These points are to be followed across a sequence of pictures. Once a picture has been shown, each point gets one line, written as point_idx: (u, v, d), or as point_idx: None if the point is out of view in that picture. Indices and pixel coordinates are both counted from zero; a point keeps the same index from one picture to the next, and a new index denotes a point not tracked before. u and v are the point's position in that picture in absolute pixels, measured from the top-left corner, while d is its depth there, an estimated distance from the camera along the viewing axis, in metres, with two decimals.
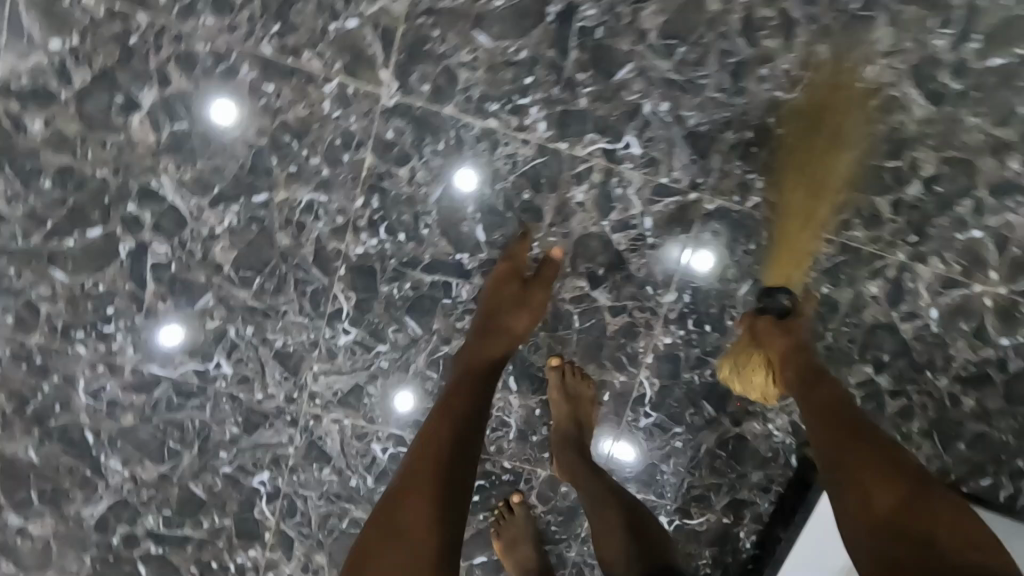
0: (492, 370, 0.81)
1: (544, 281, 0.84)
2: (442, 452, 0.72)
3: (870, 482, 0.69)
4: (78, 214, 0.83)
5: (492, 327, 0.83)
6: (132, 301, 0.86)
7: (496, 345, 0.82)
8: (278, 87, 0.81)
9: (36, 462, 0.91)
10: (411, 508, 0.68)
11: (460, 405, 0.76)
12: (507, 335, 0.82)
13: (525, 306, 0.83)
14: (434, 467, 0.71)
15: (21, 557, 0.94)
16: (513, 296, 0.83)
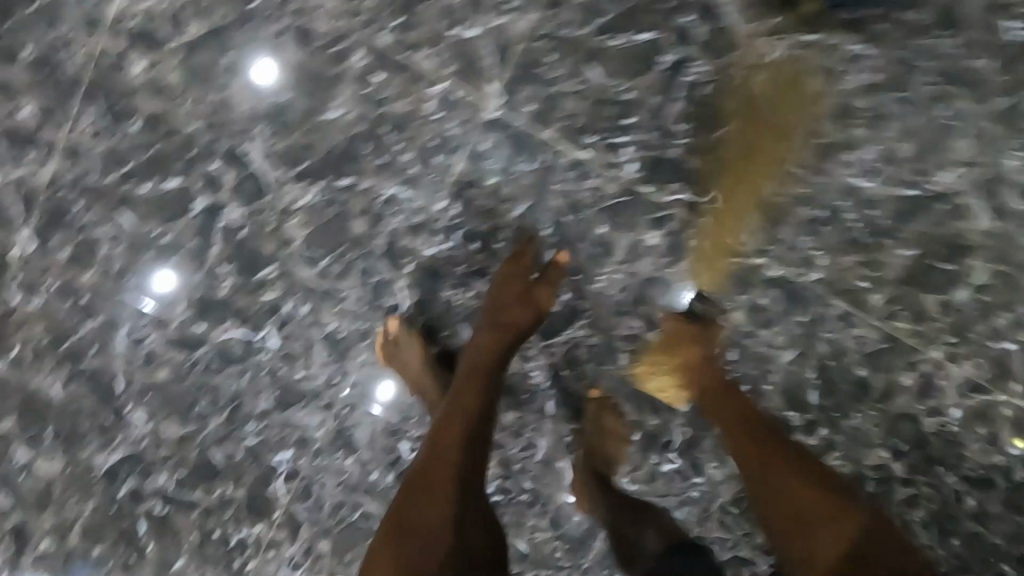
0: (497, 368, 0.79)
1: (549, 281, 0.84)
2: (459, 456, 0.71)
3: (821, 533, 0.70)
4: (161, 162, 0.82)
5: (500, 320, 0.82)
6: (194, 259, 0.85)
7: (494, 340, 0.81)
8: (387, 78, 0.82)
9: (59, 400, 0.89)
10: (421, 506, 0.68)
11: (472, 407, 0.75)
12: (509, 332, 0.81)
13: (528, 302, 0.83)
14: (450, 467, 0.70)
15: (20, 493, 0.91)
16: (517, 293, 0.83)
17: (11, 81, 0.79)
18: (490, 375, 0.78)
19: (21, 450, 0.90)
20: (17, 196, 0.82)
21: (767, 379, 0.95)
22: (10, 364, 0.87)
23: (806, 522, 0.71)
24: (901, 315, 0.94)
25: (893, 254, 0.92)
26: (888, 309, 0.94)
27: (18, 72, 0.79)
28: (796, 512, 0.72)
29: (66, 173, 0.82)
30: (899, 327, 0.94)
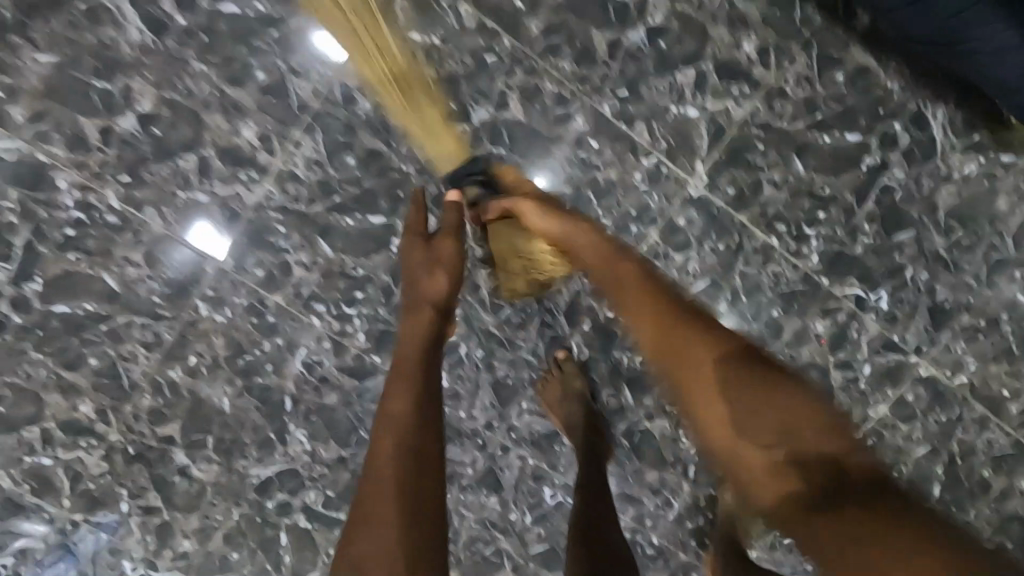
0: (430, 342, 0.69)
1: (451, 234, 0.74)
2: (399, 470, 0.61)
3: (741, 415, 0.62)
4: (367, 198, 0.83)
5: (412, 302, 0.72)
6: (383, 293, 0.87)
7: (421, 323, 0.70)
8: (601, 146, 0.84)
9: (225, 411, 0.90)
10: (367, 540, 0.58)
11: (418, 426, 0.63)
12: (427, 304, 0.71)
13: (439, 265, 0.73)
14: (394, 497, 0.60)
15: (173, 495, 0.93)
16: (423, 261, 0.73)
17: (238, 103, 0.79)
18: (425, 356, 0.68)
19: (179, 454, 0.91)
20: (222, 213, 0.83)
21: (897, 469, 0.98)
22: (185, 371, 0.88)
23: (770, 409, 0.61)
24: None
25: None
26: (1022, 418, 0.97)
27: (247, 96, 0.79)
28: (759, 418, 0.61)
29: (274, 197, 0.83)
30: None
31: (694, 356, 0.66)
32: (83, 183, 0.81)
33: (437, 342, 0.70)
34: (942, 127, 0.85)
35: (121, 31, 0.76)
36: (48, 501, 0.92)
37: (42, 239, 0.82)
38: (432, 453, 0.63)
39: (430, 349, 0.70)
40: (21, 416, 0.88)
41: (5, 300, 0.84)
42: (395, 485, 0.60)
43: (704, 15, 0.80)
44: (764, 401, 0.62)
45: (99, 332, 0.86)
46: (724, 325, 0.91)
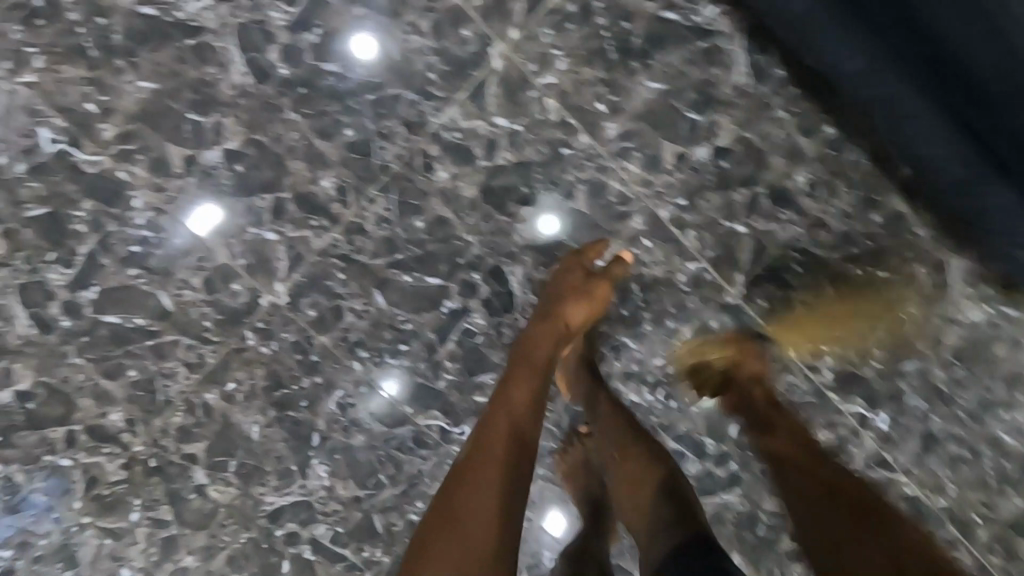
0: (551, 353, 0.79)
1: (606, 279, 0.84)
2: (505, 446, 0.68)
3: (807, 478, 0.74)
4: (428, 259, 0.87)
5: (551, 312, 0.81)
6: (426, 349, 0.91)
7: (549, 338, 0.79)
8: (653, 245, 0.89)
9: (253, 438, 0.92)
10: (465, 498, 0.63)
11: (521, 423, 0.70)
12: (561, 323, 0.81)
13: (584, 296, 0.82)
14: (506, 469, 0.66)
15: (185, 511, 0.94)
16: (571, 285, 0.83)
17: (322, 155, 0.83)
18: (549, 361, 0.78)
19: (199, 472, 0.93)
20: (288, 253, 0.86)
21: None
22: (221, 396, 0.90)
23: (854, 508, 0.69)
24: (999, 551, 1.05)
25: (1009, 499, 1.03)
26: (988, 544, 1.05)
27: (332, 149, 0.83)
28: (862, 506, 0.70)
29: (340, 246, 0.86)
30: (993, 560, 1.05)
31: (777, 422, 0.81)
32: (157, 205, 0.83)
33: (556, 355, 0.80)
34: (958, 275, 0.93)
35: (224, 71, 0.79)
36: (59, 501, 0.93)
37: (107, 252, 0.84)
38: (532, 447, 0.69)
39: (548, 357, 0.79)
40: (50, 416, 0.89)
41: (59, 303, 0.85)
42: (503, 458, 0.67)
43: (766, 144, 0.87)
44: (849, 495, 0.71)
45: (145, 346, 0.88)
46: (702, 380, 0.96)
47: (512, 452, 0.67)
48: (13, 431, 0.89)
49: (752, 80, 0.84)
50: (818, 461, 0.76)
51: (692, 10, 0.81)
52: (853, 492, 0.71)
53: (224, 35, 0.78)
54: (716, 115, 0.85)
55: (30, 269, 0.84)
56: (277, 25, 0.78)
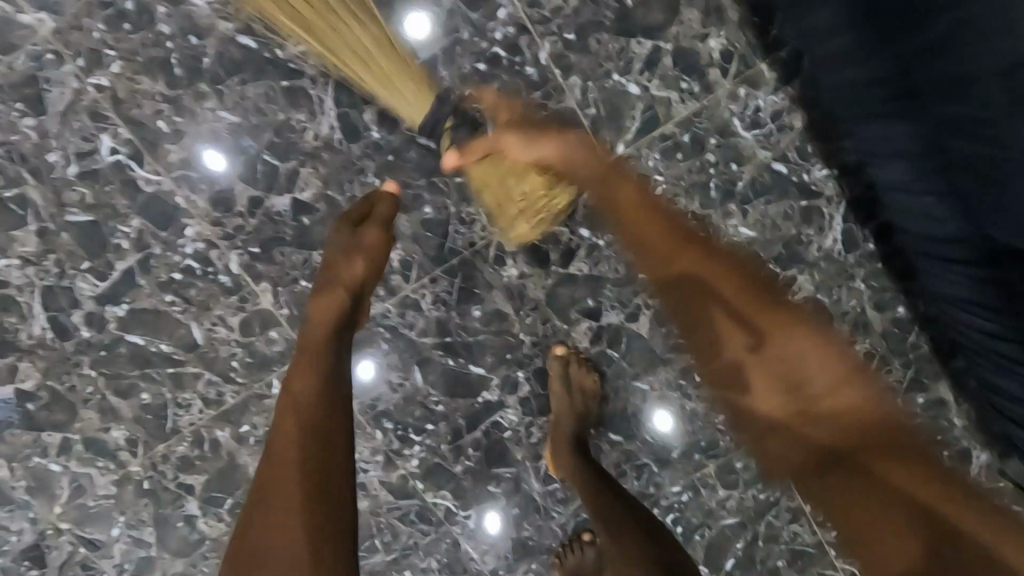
0: (336, 335, 0.64)
1: (381, 221, 0.68)
2: (298, 456, 0.57)
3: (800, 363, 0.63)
4: (475, 347, 0.85)
5: (328, 281, 0.66)
6: (451, 432, 0.88)
7: (331, 309, 0.64)
8: (701, 380, 0.88)
9: (255, 481, 0.89)
10: (271, 540, 0.55)
11: (308, 404, 0.60)
12: (342, 291, 0.65)
13: (361, 250, 0.66)
14: (330, 453, 0.59)
15: (170, 536, 0.91)
16: (347, 239, 0.67)
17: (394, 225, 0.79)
18: (331, 347, 0.64)
19: (192, 503, 0.90)
20: None
21: None
22: (232, 435, 0.87)
23: (809, 413, 0.62)
24: None
25: None
26: None
27: (405, 222, 0.79)
28: (836, 400, 0.62)
29: (391, 316, 0.83)
30: None
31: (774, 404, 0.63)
32: (210, 237, 0.78)
33: (337, 334, 0.64)
34: (980, 466, 0.93)
35: (313, 120, 0.74)
36: (38, 503, 0.89)
37: (146, 273, 0.79)
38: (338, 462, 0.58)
39: (334, 335, 0.64)
40: (48, 420, 0.85)
41: (82, 312, 0.80)
42: (300, 469, 0.57)
43: (838, 311, 0.85)
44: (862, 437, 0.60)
45: (164, 373, 0.84)
46: (664, 423, 0.90)
47: (308, 464, 0.57)
48: (7, 428, 0.85)
49: (840, 247, 0.82)
50: (787, 333, 0.64)
51: (802, 167, 0.79)
52: (831, 396, 0.62)
53: (322, 86, 0.74)
54: (796, 271, 0.83)
55: (60, 273, 0.78)
56: (381, 88, 0.73)
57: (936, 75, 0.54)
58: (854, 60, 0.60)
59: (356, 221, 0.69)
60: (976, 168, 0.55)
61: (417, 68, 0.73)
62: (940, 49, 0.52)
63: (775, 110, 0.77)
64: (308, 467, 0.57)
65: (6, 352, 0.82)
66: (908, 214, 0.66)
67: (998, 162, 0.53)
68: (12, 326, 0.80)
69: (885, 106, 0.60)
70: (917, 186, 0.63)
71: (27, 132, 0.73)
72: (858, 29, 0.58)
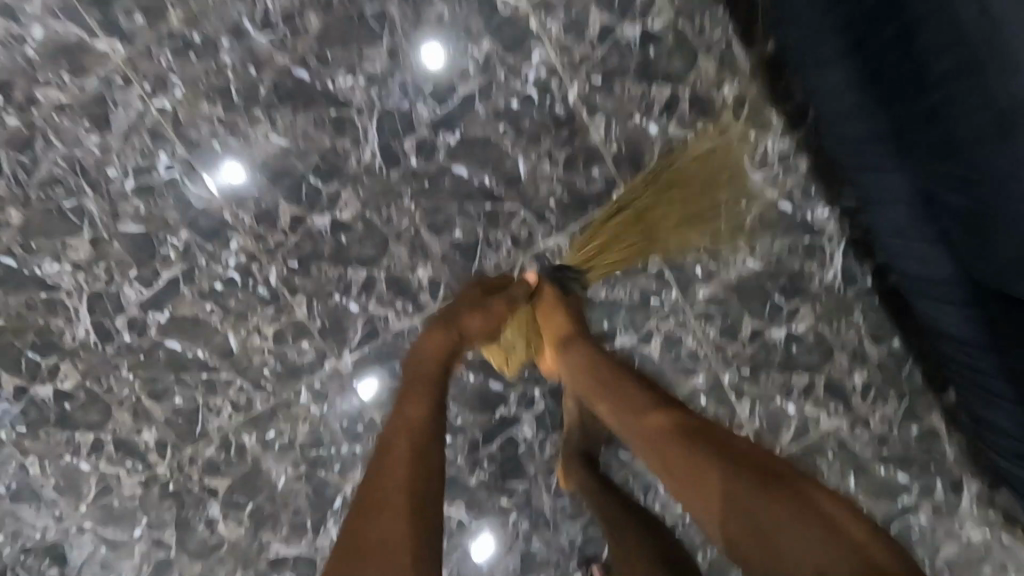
0: (447, 364, 0.73)
1: (510, 297, 0.78)
2: (423, 429, 0.65)
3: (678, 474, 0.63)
4: (495, 364, 0.90)
5: (449, 319, 0.75)
6: (468, 445, 0.92)
7: (436, 343, 0.73)
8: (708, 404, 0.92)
9: (276, 487, 0.92)
10: (383, 531, 0.56)
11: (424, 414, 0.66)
12: (454, 330, 0.74)
13: (484, 312, 0.76)
14: (426, 447, 0.63)
15: (190, 540, 0.94)
16: (473, 299, 0.77)
17: (426, 246, 0.84)
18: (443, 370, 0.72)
19: (214, 506, 0.93)
20: (364, 327, 0.87)
21: None
22: (258, 441, 0.91)
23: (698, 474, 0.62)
24: None
25: None
26: None
27: (436, 243, 0.84)
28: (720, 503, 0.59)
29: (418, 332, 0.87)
30: None
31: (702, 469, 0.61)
32: (253, 251, 0.83)
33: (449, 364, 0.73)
34: (970, 497, 0.98)
35: (356, 147, 0.80)
36: (65, 501, 0.92)
37: (189, 282, 0.84)
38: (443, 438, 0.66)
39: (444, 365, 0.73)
40: (83, 420, 0.88)
41: (125, 317, 0.85)
42: (409, 475, 0.60)
43: (837, 341, 0.91)
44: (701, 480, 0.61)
45: (198, 378, 0.88)
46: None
47: (426, 470, 0.61)
48: (42, 427, 0.88)
49: (841, 282, 0.88)
50: (727, 462, 0.61)
51: (806, 206, 0.85)
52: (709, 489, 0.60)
53: (366, 115, 0.79)
54: (799, 303, 0.89)
55: (108, 280, 0.83)
56: (421, 120, 0.80)
57: (930, 125, 0.58)
58: (853, 117, 0.68)
59: (488, 286, 0.79)
60: (969, 209, 0.59)
61: (456, 104, 0.80)
62: (926, 92, 0.58)
63: (782, 154, 0.83)
64: (422, 472, 0.61)
65: (50, 353, 0.86)
66: (904, 251, 0.72)
67: (985, 204, 0.57)
68: (57, 329, 0.85)
69: (886, 148, 0.66)
70: (917, 220, 0.68)
71: (91, 148, 0.79)
72: (865, 85, 0.65)
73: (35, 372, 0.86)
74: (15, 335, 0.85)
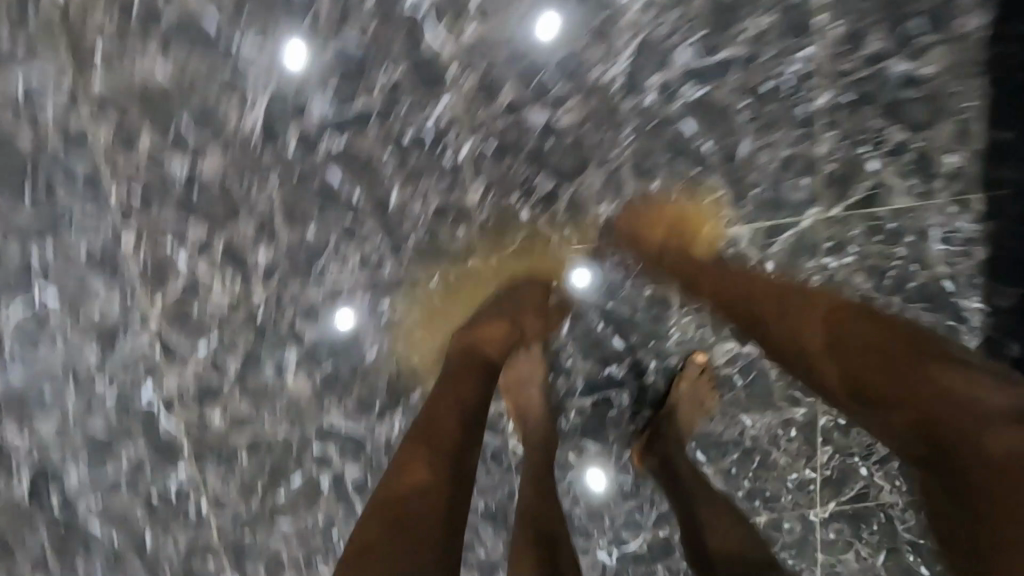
0: (503, 349, 0.81)
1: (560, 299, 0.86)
2: (461, 414, 0.73)
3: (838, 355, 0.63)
4: (628, 324, 0.89)
5: (509, 316, 0.83)
6: (566, 390, 0.91)
7: (498, 336, 0.81)
8: (795, 438, 0.94)
9: (364, 357, 0.88)
10: (418, 485, 0.67)
11: (466, 400, 0.75)
12: (518, 333, 0.83)
13: (540, 313, 0.84)
14: (443, 448, 0.70)
15: (251, 377, 0.89)
16: (534, 302, 0.84)
17: (620, 183, 0.83)
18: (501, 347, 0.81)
19: (292, 353, 0.88)
20: (526, 235, 0.85)
21: None
22: (369, 305, 0.86)
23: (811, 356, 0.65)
24: None
25: None
26: None
27: (634, 185, 0.83)
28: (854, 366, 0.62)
29: (572, 262, 0.86)
30: None
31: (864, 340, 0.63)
32: (458, 118, 0.80)
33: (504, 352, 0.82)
34: None
35: (605, 61, 0.79)
36: (142, 287, 0.85)
37: (382, 120, 0.80)
38: (478, 426, 0.74)
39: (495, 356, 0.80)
40: (204, 213, 0.82)
41: (301, 128, 0.80)
42: (449, 445, 0.71)
43: None
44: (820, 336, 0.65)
45: (341, 218, 0.83)
46: (599, 478, 0.95)
47: (465, 426, 0.73)
48: (160, 202, 0.82)
49: None
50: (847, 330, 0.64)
51: (966, 294, 0.85)
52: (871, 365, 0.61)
53: (630, 36, 0.79)
54: None
55: (306, 85, 0.79)
56: (676, 63, 0.80)
57: None
58: None
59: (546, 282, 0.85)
60: None
61: (713, 62, 0.80)
62: None
63: (969, 237, 0.84)
64: (460, 435, 0.72)
65: (205, 131, 0.80)
66: None
67: None
68: (227, 110, 0.79)
69: None
70: None
71: None
72: None
73: (180, 144, 0.80)
74: (179, 97, 0.79)
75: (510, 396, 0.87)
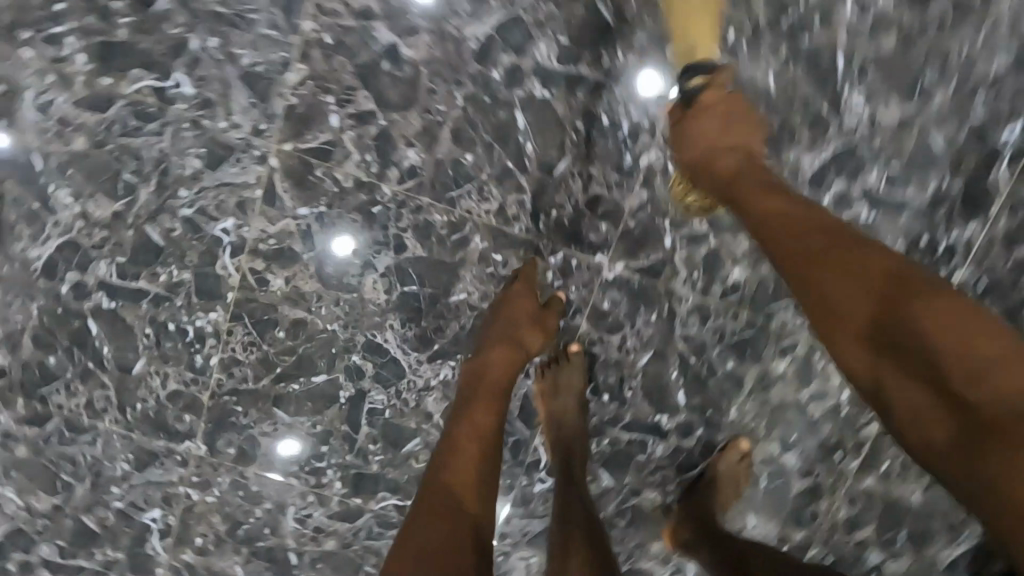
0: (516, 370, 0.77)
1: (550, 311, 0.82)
2: (484, 438, 0.70)
3: (836, 302, 0.56)
4: (699, 383, 0.89)
5: (508, 336, 0.78)
6: (611, 417, 0.92)
7: (504, 363, 0.76)
8: None
9: (449, 295, 0.87)
10: (442, 520, 0.62)
11: (483, 421, 0.71)
12: (524, 352, 0.78)
13: (539, 328, 0.80)
14: (469, 479, 0.66)
15: (331, 261, 0.86)
16: (530, 314, 0.80)
17: (762, 259, 0.84)
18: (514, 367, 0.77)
19: (383, 259, 0.86)
20: (654, 261, 0.85)
21: None
22: (482, 251, 0.85)
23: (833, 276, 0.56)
24: None
25: None
26: None
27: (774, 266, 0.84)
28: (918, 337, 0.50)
29: (682, 306, 0.87)
30: None
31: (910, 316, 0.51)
32: (657, 127, 0.80)
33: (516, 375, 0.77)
34: None
35: (807, 147, 0.81)
36: (280, 125, 0.81)
37: (592, 95, 0.80)
38: (495, 451, 0.70)
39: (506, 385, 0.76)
40: (380, 90, 0.80)
41: (516, 61, 0.79)
42: (472, 472, 0.67)
43: None
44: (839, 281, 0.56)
45: (502, 159, 0.82)
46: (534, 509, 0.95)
47: (484, 447, 0.70)
48: (347, 57, 0.79)
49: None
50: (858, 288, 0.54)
51: None
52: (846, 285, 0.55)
53: (843, 135, 0.80)
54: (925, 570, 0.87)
55: (541, 25, 0.78)
56: (863, 180, 0.80)
57: None
58: None
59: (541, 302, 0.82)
60: None
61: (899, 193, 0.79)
62: None
63: None
64: (480, 461, 0.68)
65: (431, 16, 0.78)
66: None
67: None
68: (459, 10, 0.78)
69: None
70: None
71: None
72: None
73: (399, 16, 0.78)
74: None
75: (543, 401, 0.87)
